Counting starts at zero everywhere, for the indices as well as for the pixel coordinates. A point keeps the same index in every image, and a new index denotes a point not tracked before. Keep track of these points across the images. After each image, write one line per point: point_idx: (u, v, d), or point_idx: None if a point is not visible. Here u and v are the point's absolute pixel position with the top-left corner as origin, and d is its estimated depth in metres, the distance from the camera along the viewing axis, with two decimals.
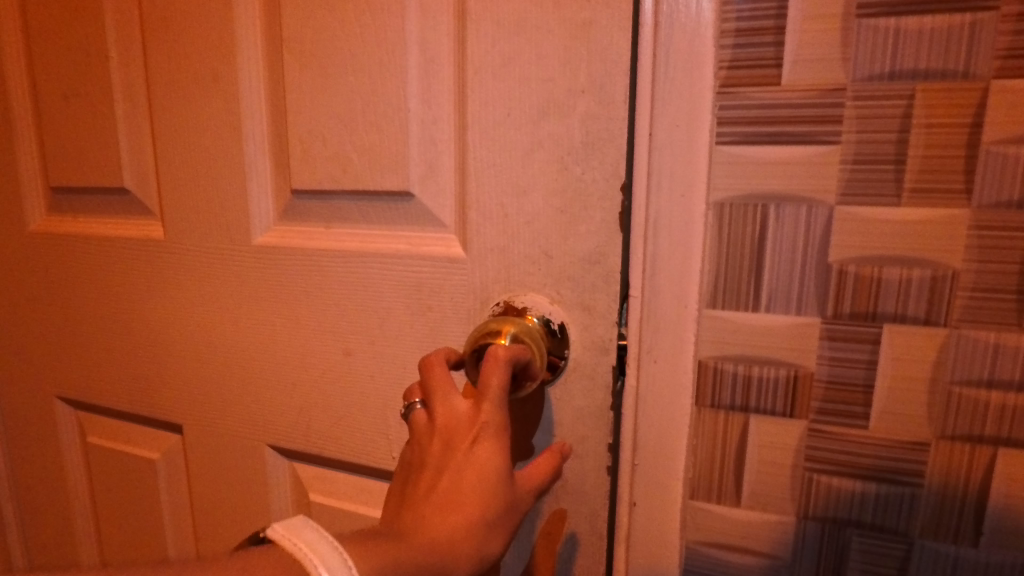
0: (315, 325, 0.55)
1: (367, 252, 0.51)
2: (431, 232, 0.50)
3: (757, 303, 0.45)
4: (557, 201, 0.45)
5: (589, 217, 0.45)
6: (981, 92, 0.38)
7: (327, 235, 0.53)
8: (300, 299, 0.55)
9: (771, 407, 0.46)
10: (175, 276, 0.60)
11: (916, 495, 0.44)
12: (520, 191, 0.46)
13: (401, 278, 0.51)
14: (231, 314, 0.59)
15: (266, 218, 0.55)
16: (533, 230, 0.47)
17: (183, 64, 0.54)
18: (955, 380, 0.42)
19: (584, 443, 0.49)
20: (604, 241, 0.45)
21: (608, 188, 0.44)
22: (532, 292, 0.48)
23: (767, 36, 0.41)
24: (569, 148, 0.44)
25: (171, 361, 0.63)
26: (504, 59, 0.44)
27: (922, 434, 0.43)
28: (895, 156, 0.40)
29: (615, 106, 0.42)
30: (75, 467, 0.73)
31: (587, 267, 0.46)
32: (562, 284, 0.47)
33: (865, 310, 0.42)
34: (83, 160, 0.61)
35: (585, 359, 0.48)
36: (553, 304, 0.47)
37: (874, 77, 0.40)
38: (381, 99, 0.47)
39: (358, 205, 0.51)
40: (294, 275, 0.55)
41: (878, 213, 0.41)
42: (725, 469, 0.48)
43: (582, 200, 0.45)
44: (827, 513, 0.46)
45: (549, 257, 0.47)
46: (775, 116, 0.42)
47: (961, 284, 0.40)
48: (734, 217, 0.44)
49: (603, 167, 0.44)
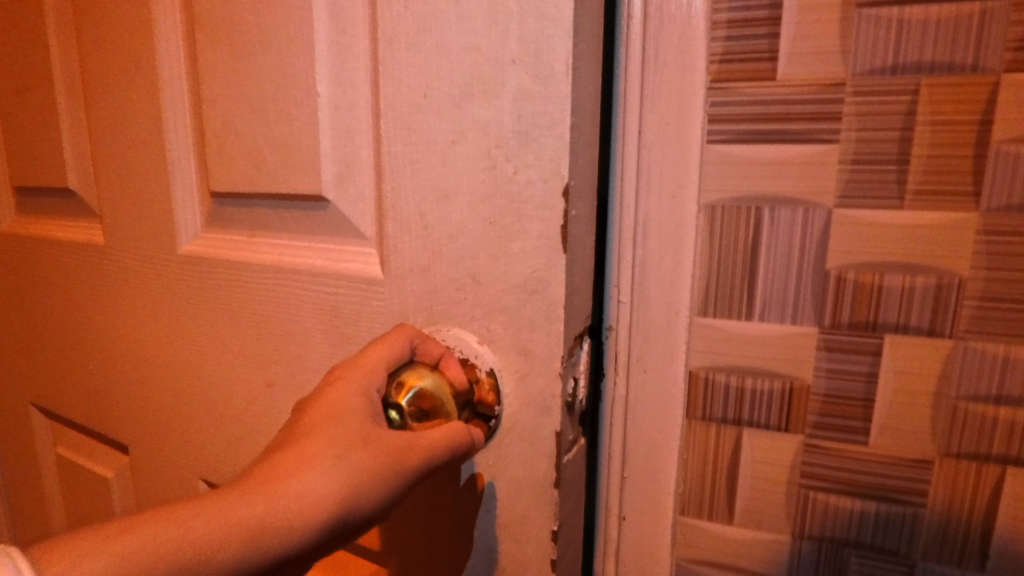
0: (237, 348, 0.43)
1: (283, 266, 0.39)
2: (353, 245, 0.36)
3: (750, 311, 0.42)
4: (485, 211, 0.32)
5: (523, 231, 0.31)
6: (991, 87, 0.35)
7: (250, 246, 0.41)
8: (218, 317, 0.44)
9: (764, 421, 0.43)
10: (110, 281, 0.51)
11: (918, 515, 0.41)
12: (442, 196, 0.32)
13: (319, 301, 0.38)
14: (163, 327, 0.48)
15: (194, 224, 0.44)
16: (458, 247, 0.33)
17: (101, 42, 0.45)
18: (962, 394, 0.39)
19: (523, 524, 0.36)
20: (542, 263, 0.32)
21: (548, 194, 0.31)
22: (456, 327, 0.34)
23: (760, 27, 0.39)
24: (498, 139, 0.30)
25: (111, 376, 0.54)
26: (420, 21, 0.30)
27: (924, 450, 0.40)
28: (897, 156, 0.37)
29: (555, 82, 0.29)
30: (48, 479, 0.67)
31: (523, 297, 0.33)
32: (494, 318, 0.33)
33: (865, 319, 0.40)
34: (35, 160, 0.56)
35: (522, 417, 0.34)
36: (480, 345, 0.33)
37: (875, 70, 0.37)
38: (279, 80, 0.35)
39: (278, 212, 0.38)
40: (215, 290, 0.43)
41: (878, 216, 0.38)
42: (717, 485, 0.46)
43: (515, 207, 0.31)
44: (824, 532, 0.43)
45: (478, 281, 0.33)
46: (770, 113, 0.39)
47: (968, 292, 0.38)
48: (726, 219, 0.41)
49: (539, 164, 0.31)
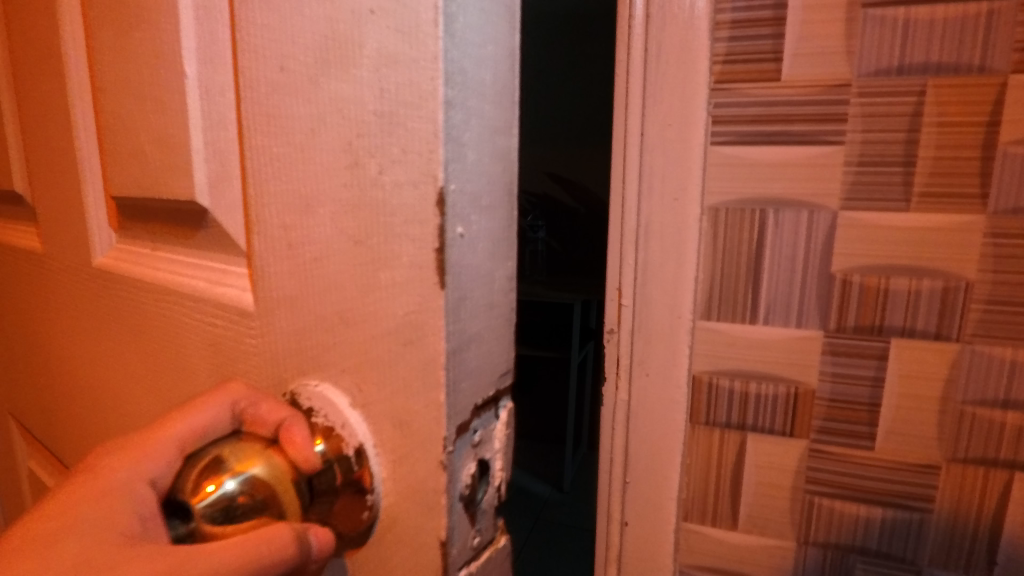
0: (127, 379, 0.32)
1: (173, 291, 0.27)
2: (237, 274, 0.24)
3: (754, 315, 0.42)
4: (351, 230, 0.19)
5: (394, 262, 0.19)
6: (998, 88, 0.35)
7: (147, 262, 0.29)
8: (110, 336, 0.33)
9: (769, 426, 0.43)
10: (20, 272, 0.41)
11: (924, 521, 0.41)
12: (306, 209, 0.20)
13: (204, 335, 0.26)
14: (60, 332, 0.38)
15: (97, 234, 0.33)
16: (326, 283, 0.20)
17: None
18: (969, 399, 0.38)
19: None
20: (416, 313, 0.19)
21: (418, 209, 0.18)
22: (326, 383, 0.21)
23: (765, 27, 0.38)
24: (360, 122, 0.18)
25: (25, 378, 0.45)
26: None
27: (930, 455, 0.40)
28: (903, 158, 0.37)
29: (418, 31, 0.17)
30: None
31: (399, 359, 0.20)
32: (368, 386, 0.20)
33: (870, 323, 0.39)
34: None
35: (401, 516, 0.21)
36: (349, 410, 0.21)
37: (881, 71, 0.37)
38: (119, 32, 0.25)
39: (165, 221, 0.27)
40: (106, 302, 0.33)
41: (884, 218, 0.38)
42: (721, 491, 0.45)
43: (383, 225, 0.19)
44: (830, 539, 0.43)
45: (346, 326, 0.20)
46: (774, 114, 0.39)
47: (975, 296, 0.37)
48: (729, 222, 0.41)
49: (407, 159, 0.18)
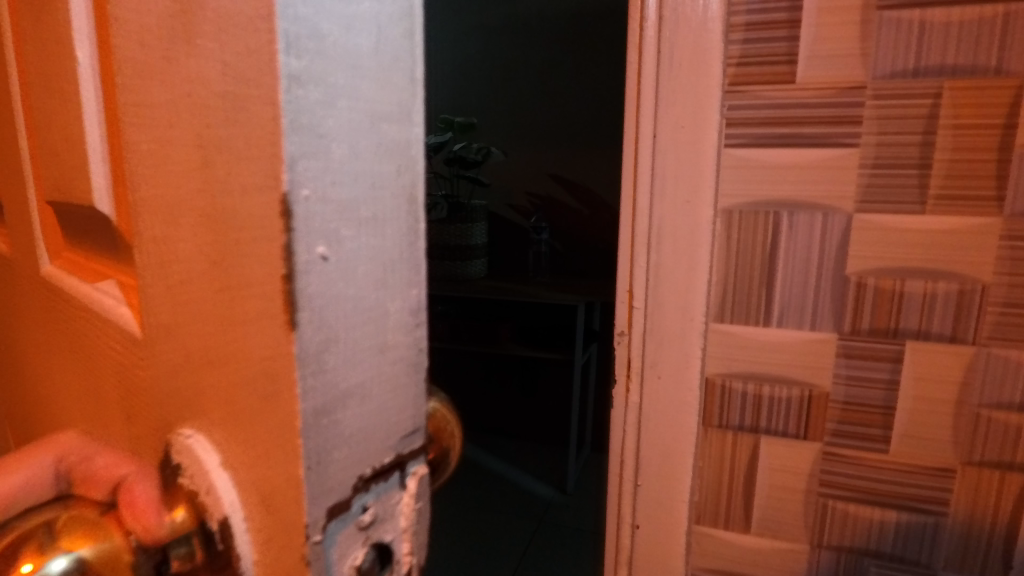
0: (70, 390, 0.31)
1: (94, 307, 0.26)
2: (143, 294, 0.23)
3: (767, 317, 0.41)
4: (214, 242, 0.18)
5: (248, 277, 0.17)
6: (1015, 90, 0.35)
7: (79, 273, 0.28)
8: (57, 345, 0.32)
9: (782, 429, 0.43)
10: None
11: (939, 525, 0.41)
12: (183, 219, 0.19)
13: (121, 352, 0.25)
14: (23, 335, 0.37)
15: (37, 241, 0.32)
16: (198, 298, 0.19)
17: None
18: (985, 402, 0.38)
19: None
20: (270, 330, 0.17)
21: (266, 213, 0.16)
22: (197, 435, 0.21)
23: (779, 29, 0.38)
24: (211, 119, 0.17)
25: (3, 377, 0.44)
26: None
27: (946, 459, 0.40)
28: (918, 160, 0.37)
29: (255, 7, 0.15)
30: None
31: (258, 382, 0.18)
32: (235, 413, 0.19)
33: (885, 325, 0.39)
34: None
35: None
36: (215, 470, 0.20)
37: (896, 73, 0.37)
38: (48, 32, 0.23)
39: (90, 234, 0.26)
40: (52, 309, 0.31)
41: (899, 220, 0.38)
42: (734, 494, 0.45)
43: (236, 235, 0.17)
44: (844, 542, 0.43)
45: (216, 350, 0.19)
46: (788, 117, 0.39)
47: (992, 299, 0.37)
48: (743, 224, 0.41)
49: (253, 157, 0.16)
